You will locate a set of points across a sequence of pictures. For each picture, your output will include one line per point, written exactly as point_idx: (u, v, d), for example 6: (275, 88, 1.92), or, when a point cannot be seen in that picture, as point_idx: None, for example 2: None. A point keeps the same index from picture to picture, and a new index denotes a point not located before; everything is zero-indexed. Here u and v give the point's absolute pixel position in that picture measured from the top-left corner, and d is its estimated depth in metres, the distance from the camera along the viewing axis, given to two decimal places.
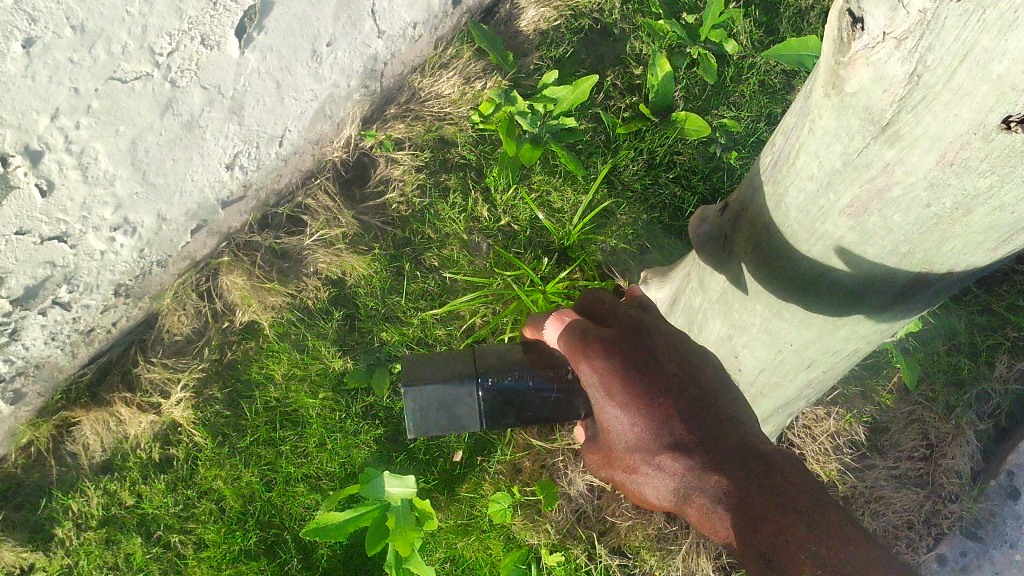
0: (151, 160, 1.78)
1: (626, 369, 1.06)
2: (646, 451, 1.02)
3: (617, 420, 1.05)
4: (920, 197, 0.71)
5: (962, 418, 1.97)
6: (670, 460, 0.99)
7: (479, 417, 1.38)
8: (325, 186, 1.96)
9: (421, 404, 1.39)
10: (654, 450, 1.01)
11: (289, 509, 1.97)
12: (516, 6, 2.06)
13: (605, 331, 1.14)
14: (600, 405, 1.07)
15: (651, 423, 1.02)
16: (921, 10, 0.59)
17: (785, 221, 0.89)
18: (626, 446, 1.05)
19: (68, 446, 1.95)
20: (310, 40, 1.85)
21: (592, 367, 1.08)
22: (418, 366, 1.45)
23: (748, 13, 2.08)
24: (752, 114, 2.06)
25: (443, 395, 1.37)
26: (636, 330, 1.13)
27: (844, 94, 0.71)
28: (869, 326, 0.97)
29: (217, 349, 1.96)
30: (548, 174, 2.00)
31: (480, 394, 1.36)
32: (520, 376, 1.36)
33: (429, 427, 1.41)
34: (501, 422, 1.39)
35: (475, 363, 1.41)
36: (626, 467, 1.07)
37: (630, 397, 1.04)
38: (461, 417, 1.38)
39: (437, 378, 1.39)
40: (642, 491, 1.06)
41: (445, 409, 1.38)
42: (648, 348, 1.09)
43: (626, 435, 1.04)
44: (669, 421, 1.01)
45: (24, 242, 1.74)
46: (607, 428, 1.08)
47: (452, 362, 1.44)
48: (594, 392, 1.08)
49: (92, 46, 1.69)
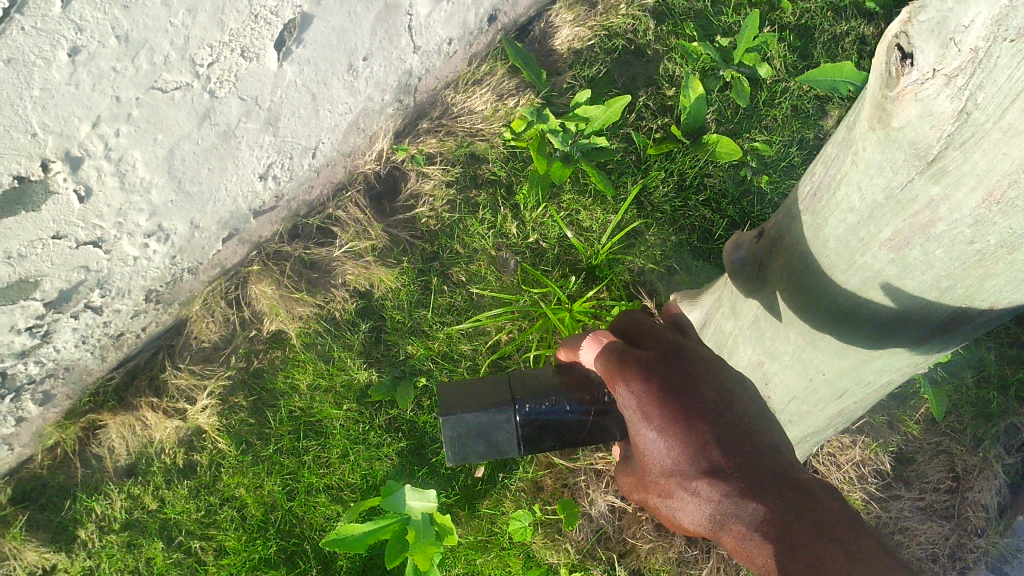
0: (187, 169, 1.73)
1: (665, 394, 1.06)
2: (680, 475, 1.02)
3: (654, 443, 1.05)
4: (964, 234, 0.70)
5: (991, 452, 1.95)
6: (705, 485, 0.99)
7: (518, 443, 1.40)
8: (356, 199, 1.97)
9: (461, 432, 1.40)
10: (690, 474, 1.01)
11: (310, 520, 1.99)
12: (551, 25, 2.04)
13: (644, 356, 1.14)
14: (636, 427, 1.07)
15: (687, 448, 1.02)
16: (974, 48, 0.59)
17: (824, 251, 0.89)
18: (660, 470, 1.05)
19: (94, 448, 1.97)
20: (347, 54, 1.80)
21: (631, 390, 1.08)
22: (456, 394, 1.46)
23: (783, 38, 2.08)
24: (784, 139, 2.06)
25: (481, 423, 1.39)
26: (675, 354, 1.14)
27: (891, 128, 0.71)
28: (904, 358, 0.97)
29: (244, 356, 1.97)
30: (579, 193, 2.01)
31: (518, 420, 1.38)
32: (557, 400, 1.37)
33: (468, 453, 1.43)
34: (538, 447, 1.41)
35: (512, 389, 1.42)
36: (660, 491, 1.07)
37: (667, 420, 1.04)
38: (500, 444, 1.40)
39: (476, 406, 1.40)
40: (673, 516, 1.06)
41: (485, 436, 1.40)
42: (686, 373, 1.09)
43: (661, 459, 1.04)
44: (706, 446, 1.01)
45: (60, 246, 1.70)
46: (642, 451, 1.08)
47: (489, 388, 1.46)
48: (630, 414, 1.09)
49: (135, 55, 1.59)
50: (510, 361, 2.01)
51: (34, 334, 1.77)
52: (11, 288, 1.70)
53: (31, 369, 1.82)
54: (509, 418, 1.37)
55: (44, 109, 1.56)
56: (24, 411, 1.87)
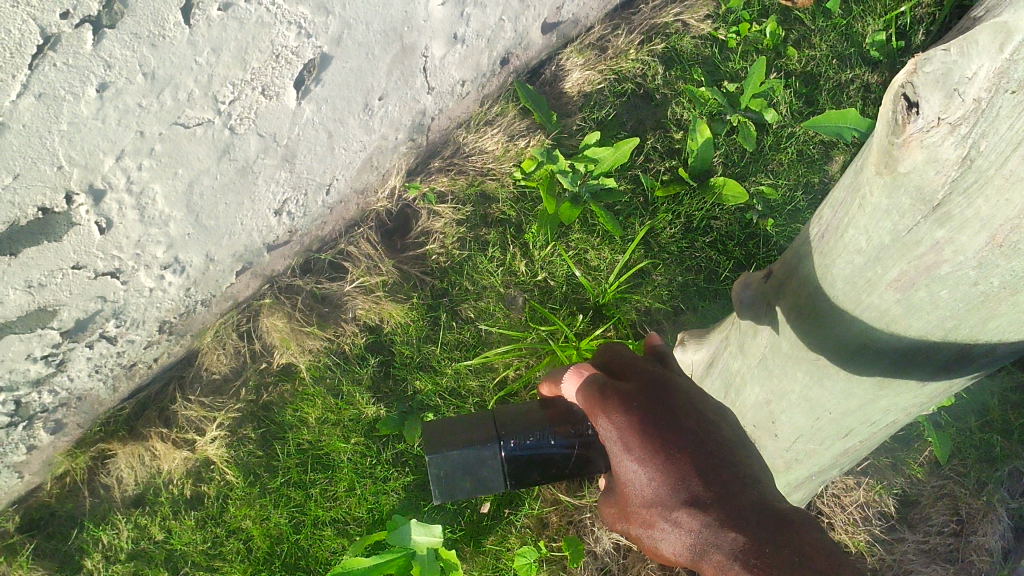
0: (205, 203, 1.76)
1: (644, 426, 1.11)
2: (660, 505, 1.06)
3: (634, 475, 1.10)
4: (968, 275, 0.73)
5: (994, 496, 1.96)
6: (683, 514, 1.02)
7: (503, 477, 1.49)
8: (367, 235, 2.01)
9: (447, 470, 1.49)
10: (669, 504, 1.04)
11: (315, 553, 1.99)
12: (561, 68, 2.10)
13: (624, 387, 1.20)
14: (617, 459, 1.12)
15: (666, 478, 1.06)
16: (976, 98, 0.63)
17: (831, 290, 0.91)
18: (643, 501, 1.09)
19: (103, 478, 1.98)
20: (363, 94, 1.83)
21: (611, 422, 1.14)
22: (443, 431, 1.55)
23: (789, 84, 2.12)
24: (790, 183, 2.10)
25: (467, 460, 1.48)
26: (655, 387, 1.19)
27: (898, 173, 0.74)
28: (908, 397, 0.99)
29: (253, 390, 1.99)
30: (587, 232, 2.04)
31: (502, 455, 1.47)
32: (540, 436, 1.45)
33: (457, 489, 1.52)
34: (523, 480, 1.50)
35: (498, 426, 1.50)
36: (643, 523, 1.10)
37: (646, 452, 1.08)
38: (485, 480, 1.49)
39: (462, 444, 1.49)
40: (656, 547, 1.09)
41: (470, 473, 1.49)
42: (665, 406, 1.14)
43: (643, 490, 1.08)
44: (684, 476, 1.05)
45: (80, 276, 1.71)
46: (624, 483, 1.12)
47: (478, 425, 1.54)
48: (612, 447, 1.13)
49: (160, 92, 1.59)
50: (517, 399, 2.02)
51: (50, 362, 1.79)
52: (30, 316, 1.70)
53: (44, 399, 1.84)
54: (493, 455, 1.46)
55: (70, 143, 1.55)
56: (36, 440, 1.88)
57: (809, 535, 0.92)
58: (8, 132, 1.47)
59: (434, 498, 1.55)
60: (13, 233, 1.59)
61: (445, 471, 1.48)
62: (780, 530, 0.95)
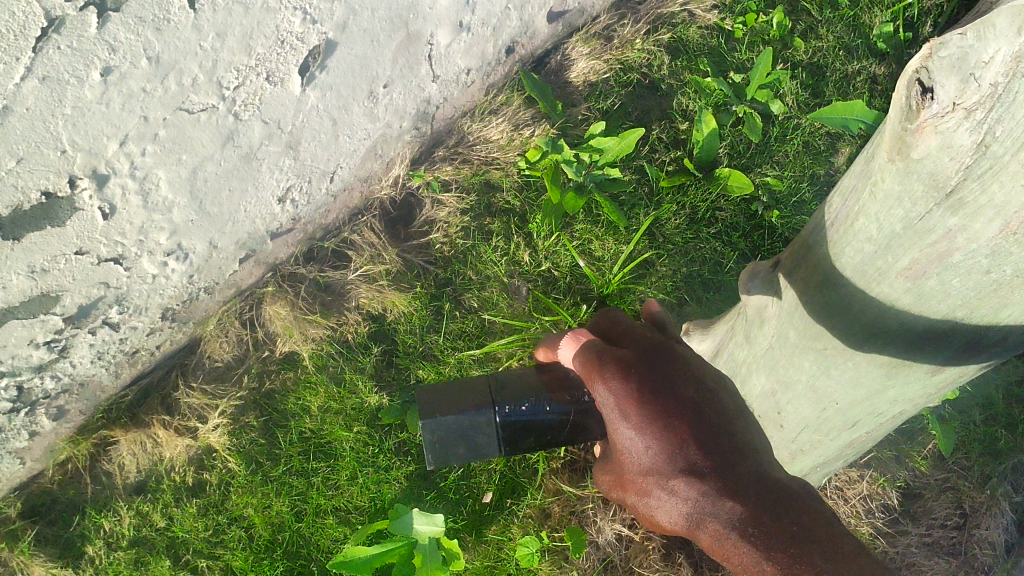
0: (209, 190, 1.75)
1: (642, 393, 1.11)
2: (658, 474, 1.06)
3: (631, 442, 1.10)
4: (980, 263, 0.72)
5: (998, 489, 1.96)
6: (681, 483, 1.03)
7: (497, 443, 1.50)
8: (370, 224, 1.99)
9: (441, 434, 1.50)
10: (667, 473, 1.05)
11: (317, 542, 1.99)
12: (567, 58, 2.08)
13: (623, 354, 1.19)
14: (615, 426, 1.12)
15: (664, 447, 1.06)
16: (993, 83, 0.63)
17: (841, 280, 0.91)
18: (639, 468, 1.10)
19: (104, 465, 1.98)
20: (368, 81, 1.83)
21: (609, 390, 1.14)
22: (434, 395, 1.55)
23: (796, 75, 2.11)
24: (795, 174, 2.09)
25: (462, 425, 1.48)
26: (653, 353, 1.18)
27: (910, 160, 0.73)
28: (917, 387, 0.98)
29: (256, 377, 1.99)
30: (591, 223, 2.02)
31: (497, 422, 1.47)
32: (535, 403, 1.47)
33: (450, 454, 1.52)
34: (517, 446, 1.51)
35: (492, 391, 1.51)
36: (639, 489, 1.11)
37: (645, 420, 1.08)
38: (479, 445, 1.49)
39: (456, 409, 1.49)
40: (652, 515, 1.11)
41: (465, 438, 1.50)
42: (664, 372, 1.13)
43: (640, 458, 1.09)
44: (683, 445, 1.05)
45: (82, 262, 1.71)
46: (620, 450, 1.13)
47: (471, 389, 1.55)
48: (609, 413, 1.13)
49: (165, 77, 1.60)
50: None
51: (52, 348, 1.79)
52: (33, 302, 1.71)
53: (47, 384, 1.84)
54: (489, 420, 1.47)
55: (75, 127, 1.57)
56: (38, 426, 1.88)
57: (809, 512, 0.94)
58: (11, 116, 1.51)
59: (427, 463, 1.55)
60: (16, 218, 1.60)
61: (439, 435, 1.48)
62: (779, 503, 0.97)
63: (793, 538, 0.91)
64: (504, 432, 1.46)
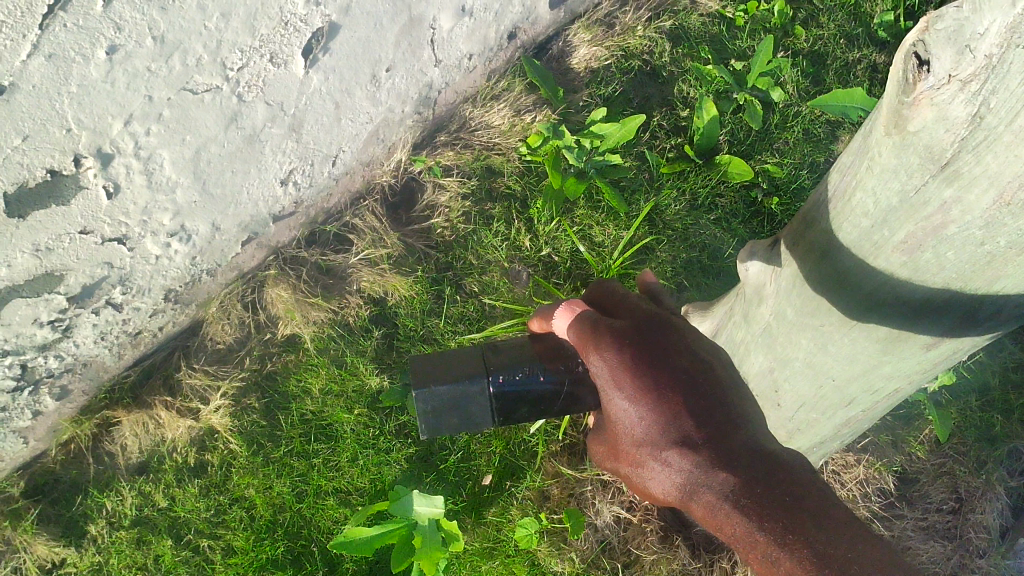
0: (211, 171, 1.76)
1: (637, 363, 1.11)
2: (652, 446, 1.08)
3: (625, 412, 1.11)
4: (974, 236, 0.73)
5: (993, 474, 1.95)
6: (675, 455, 1.05)
7: (490, 414, 1.45)
8: (372, 208, 2.02)
9: (434, 404, 1.44)
10: (660, 445, 1.07)
11: (318, 522, 2.00)
12: (569, 44, 2.10)
13: (616, 323, 1.19)
14: (608, 396, 1.13)
15: (659, 418, 1.08)
16: (989, 55, 0.63)
17: (838, 255, 0.92)
18: (632, 438, 1.11)
19: (107, 445, 1.99)
20: (371, 64, 1.83)
21: (603, 359, 1.14)
22: (427, 366, 1.51)
23: (796, 63, 2.12)
24: (795, 162, 2.10)
25: (455, 394, 1.44)
26: (645, 324, 1.18)
27: (907, 133, 0.74)
28: (912, 363, 1.00)
29: (257, 359, 2.00)
30: (592, 208, 2.04)
31: (491, 391, 1.44)
32: (528, 372, 1.44)
33: (442, 426, 1.47)
34: (510, 417, 1.47)
35: (486, 361, 1.47)
36: (631, 461, 1.13)
37: (639, 391, 1.09)
38: (472, 416, 1.45)
39: (450, 378, 1.45)
40: (644, 484, 1.13)
41: (457, 409, 1.45)
42: (657, 342, 1.14)
43: (634, 429, 1.10)
44: (677, 416, 1.07)
45: (86, 241, 1.72)
46: (613, 421, 1.14)
47: (464, 360, 1.50)
48: (603, 382, 1.14)
49: (170, 56, 1.59)
50: None
51: (56, 328, 1.80)
52: (38, 281, 1.71)
53: (50, 363, 1.84)
54: (483, 390, 1.43)
55: (79, 106, 1.55)
56: (41, 405, 1.89)
57: (803, 481, 0.97)
58: (17, 92, 1.48)
59: (420, 435, 1.50)
60: (22, 194, 1.59)
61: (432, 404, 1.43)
62: (772, 473, 0.99)
63: (786, 509, 0.93)
64: (498, 403, 1.42)
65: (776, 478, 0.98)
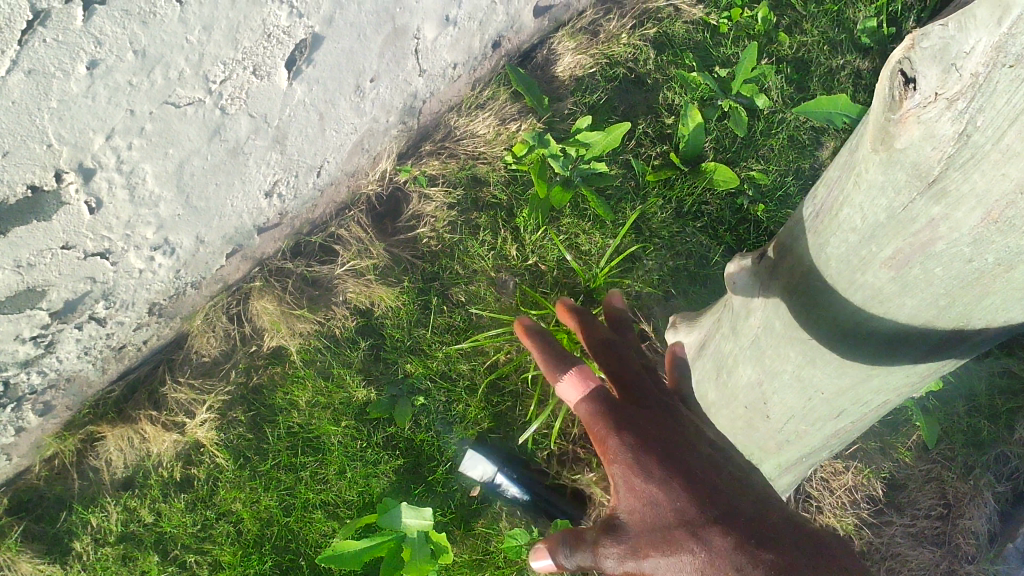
0: (195, 184, 1.75)
1: (661, 453, 1.04)
2: (677, 536, 0.94)
3: (647, 497, 0.99)
4: (962, 252, 0.73)
5: (981, 480, 1.94)
6: (717, 533, 0.91)
7: None
8: (358, 219, 2.02)
9: None
10: (689, 532, 0.93)
11: (306, 535, 1.99)
12: (553, 52, 2.10)
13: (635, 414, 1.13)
14: (628, 480, 1.02)
15: (688, 501, 0.96)
16: (974, 73, 0.64)
17: (827, 269, 0.92)
18: (652, 529, 0.97)
19: (92, 460, 1.98)
20: (355, 75, 1.83)
21: (625, 443, 1.05)
22: None
23: (781, 69, 2.13)
24: (781, 169, 2.11)
25: None
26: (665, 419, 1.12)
27: (894, 150, 0.74)
28: (901, 376, 1.00)
29: (243, 372, 1.99)
30: (578, 217, 2.04)
31: None
32: None
33: None
34: None
35: None
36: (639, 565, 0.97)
37: (665, 473, 1.00)
38: None
39: None
40: None
41: None
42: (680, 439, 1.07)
43: (656, 516, 0.97)
44: (710, 498, 0.96)
45: (69, 256, 1.70)
46: (625, 516, 1.01)
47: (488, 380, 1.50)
48: (622, 469, 1.03)
49: (151, 70, 1.58)
50: (507, 381, 2.01)
51: (39, 343, 1.77)
52: (19, 296, 1.69)
53: (33, 379, 1.82)
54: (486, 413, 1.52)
55: (60, 121, 1.54)
56: (24, 421, 1.88)
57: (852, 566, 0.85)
58: None
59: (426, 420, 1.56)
60: (2, 212, 1.57)
61: None
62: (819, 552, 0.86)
63: None
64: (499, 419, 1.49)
65: (822, 555, 0.86)
